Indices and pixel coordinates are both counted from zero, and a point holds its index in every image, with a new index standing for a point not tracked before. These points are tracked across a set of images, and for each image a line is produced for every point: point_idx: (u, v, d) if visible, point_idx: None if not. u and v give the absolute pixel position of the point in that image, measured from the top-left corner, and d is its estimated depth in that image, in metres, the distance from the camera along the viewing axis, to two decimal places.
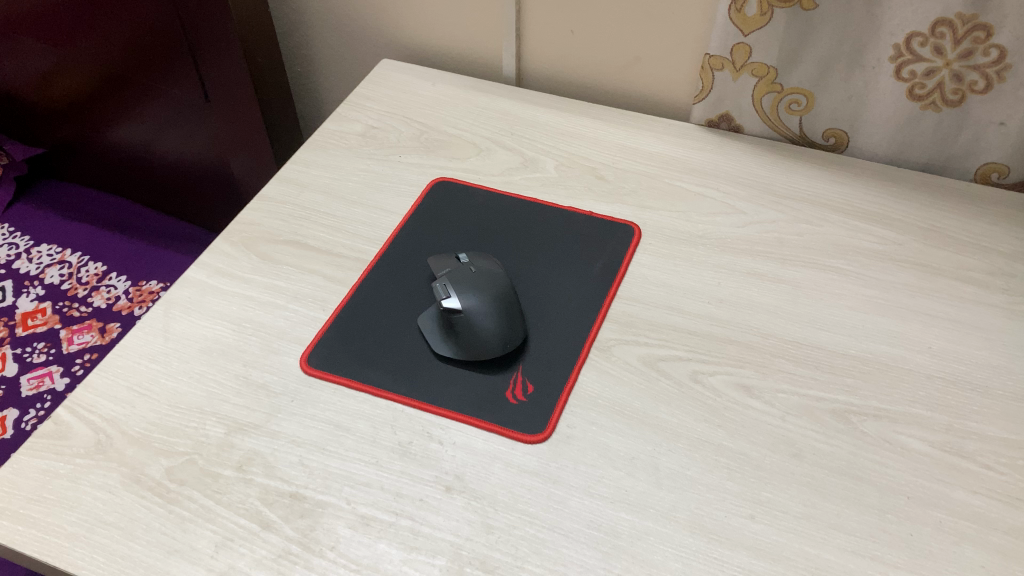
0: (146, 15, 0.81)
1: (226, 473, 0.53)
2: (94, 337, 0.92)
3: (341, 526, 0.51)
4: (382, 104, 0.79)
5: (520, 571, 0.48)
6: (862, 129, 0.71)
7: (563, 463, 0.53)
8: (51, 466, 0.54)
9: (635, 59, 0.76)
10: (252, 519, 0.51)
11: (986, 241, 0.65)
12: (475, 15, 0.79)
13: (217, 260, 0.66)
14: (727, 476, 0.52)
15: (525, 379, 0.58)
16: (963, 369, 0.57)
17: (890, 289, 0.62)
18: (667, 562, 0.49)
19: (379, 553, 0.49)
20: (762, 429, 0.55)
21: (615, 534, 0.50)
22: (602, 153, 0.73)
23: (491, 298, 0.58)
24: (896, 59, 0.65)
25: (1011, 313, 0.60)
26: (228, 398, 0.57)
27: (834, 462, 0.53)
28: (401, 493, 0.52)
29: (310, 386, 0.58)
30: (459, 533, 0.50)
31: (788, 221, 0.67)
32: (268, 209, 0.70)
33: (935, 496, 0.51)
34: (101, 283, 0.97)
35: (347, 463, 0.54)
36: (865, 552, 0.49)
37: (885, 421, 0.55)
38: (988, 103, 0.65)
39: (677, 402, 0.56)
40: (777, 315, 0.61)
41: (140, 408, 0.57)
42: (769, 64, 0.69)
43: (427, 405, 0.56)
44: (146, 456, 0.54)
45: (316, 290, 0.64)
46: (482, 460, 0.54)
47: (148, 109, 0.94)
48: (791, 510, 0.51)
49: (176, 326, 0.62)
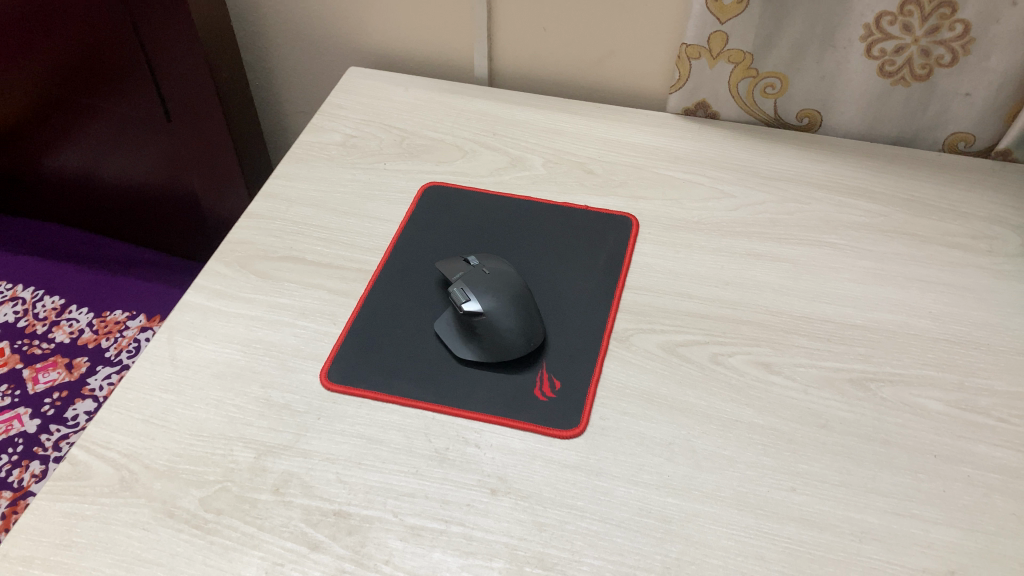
0: (100, 35, 0.78)
1: (264, 497, 0.52)
2: (61, 373, 0.88)
3: (392, 539, 0.50)
4: (357, 112, 0.78)
5: (580, 565, 0.49)
6: (835, 107, 0.73)
7: (603, 454, 0.54)
8: (77, 508, 0.52)
9: (609, 52, 0.77)
10: (299, 541, 0.50)
11: (964, 207, 0.68)
12: (445, 17, 0.78)
13: (214, 282, 0.64)
14: (763, 452, 0.54)
15: (551, 375, 0.58)
16: (965, 329, 0.60)
17: (883, 259, 0.65)
18: (720, 541, 0.50)
19: (435, 562, 0.49)
20: (787, 403, 0.56)
21: (666, 519, 0.51)
22: (586, 147, 0.74)
23: (509, 298, 0.58)
24: (867, 38, 0.67)
25: (998, 273, 0.63)
26: (251, 421, 0.56)
27: (860, 428, 0.55)
28: (446, 500, 0.52)
29: (335, 402, 0.57)
30: (512, 534, 0.50)
31: (776, 201, 0.69)
32: (258, 226, 0.68)
33: (959, 452, 0.53)
34: (61, 317, 0.93)
35: (387, 475, 0.53)
36: (904, 511, 0.51)
37: (902, 385, 0.57)
38: (954, 76, 0.68)
39: (703, 384, 0.57)
40: (784, 293, 0.63)
41: (160, 440, 0.55)
42: (745, 50, 0.70)
43: (459, 410, 0.56)
44: (177, 489, 0.53)
45: (323, 304, 0.62)
46: (522, 459, 0.54)
47: (98, 133, 0.90)
48: (829, 479, 0.52)
49: (184, 353, 0.60)
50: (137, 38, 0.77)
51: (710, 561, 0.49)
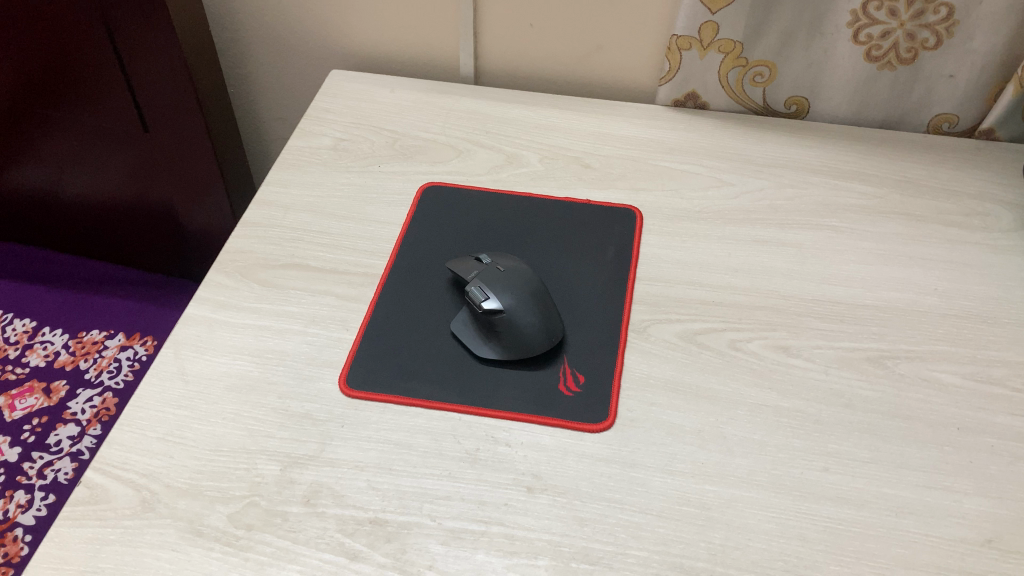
0: (72, 47, 0.75)
1: (295, 510, 0.51)
2: (40, 399, 0.85)
3: (432, 544, 0.49)
4: (345, 115, 0.76)
5: (625, 557, 0.48)
6: (823, 93, 0.75)
7: (635, 446, 0.54)
8: (99, 533, 0.49)
9: (596, 47, 0.77)
10: (337, 552, 0.49)
11: (955, 185, 0.70)
12: (429, 16, 0.77)
13: (216, 293, 0.62)
14: (791, 434, 0.54)
15: (574, 370, 0.57)
16: (971, 304, 0.61)
17: (884, 240, 0.66)
18: (762, 524, 0.50)
19: (480, 564, 0.48)
20: (810, 385, 0.57)
21: (705, 506, 0.51)
22: (580, 142, 0.74)
23: (527, 295, 0.58)
24: (854, 24, 0.68)
25: (995, 247, 0.65)
26: (273, 432, 0.54)
27: (882, 405, 0.55)
28: (483, 501, 0.51)
29: (356, 408, 0.56)
30: (553, 531, 0.50)
31: (774, 187, 0.70)
32: (256, 235, 0.66)
33: (980, 423, 0.54)
34: (35, 340, 0.89)
35: (420, 479, 0.52)
36: (936, 484, 0.52)
37: (917, 361, 0.58)
38: (939, 57, 0.69)
39: (725, 370, 0.57)
40: (793, 277, 0.63)
41: (179, 458, 0.53)
42: (735, 40, 0.71)
43: (486, 409, 0.55)
44: (202, 506, 0.51)
45: (333, 311, 0.61)
46: (555, 455, 0.53)
47: (66, 146, 0.87)
48: (859, 457, 0.53)
49: (193, 367, 0.58)
50: (112, 47, 0.74)
51: (753, 545, 0.49)
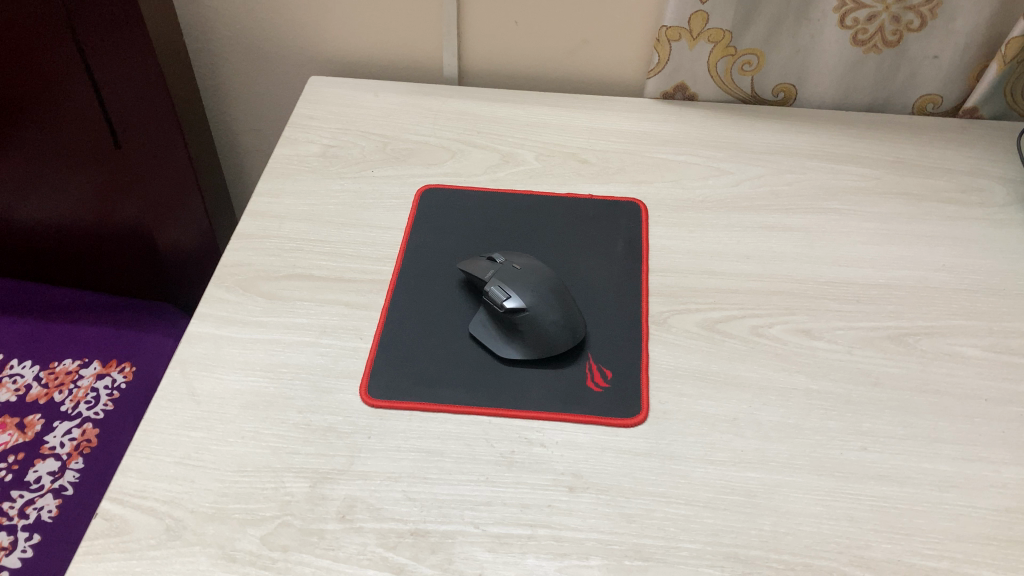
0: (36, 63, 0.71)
1: (331, 527, 0.48)
2: (14, 435, 0.79)
3: (479, 551, 0.47)
4: (330, 121, 0.74)
5: (679, 551, 0.47)
6: (810, 79, 0.75)
7: (671, 438, 0.53)
8: (124, 566, 0.46)
9: (582, 42, 0.76)
10: (381, 567, 0.46)
11: (947, 164, 0.71)
12: (411, 17, 0.76)
13: (218, 308, 0.60)
14: (826, 416, 0.54)
15: (600, 365, 0.56)
16: (980, 277, 0.62)
17: (887, 219, 0.66)
18: (810, 507, 0.49)
19: (531, 568, 0.46)
20: (836, 365, 0.56)
21: (751, 493, 0.50)
22: (574, 138, 0.73)
23: (547, 291, 0.56)
24: (841, 10, 0.68)
25: (994, 222, 0.66)
26: (297, 449, 0.52)
27: (910, 381, 0.56)
28: (526, 503, 0.49)
29: (382, 418, 0.54)
30: (602, 529, 0.48)
31: (772, 173, 0.70)
32: (253, 247, 0.64)
33: (1006, 392, 0.55)
34: (3, 374, 0.84)
35: (457, 487, 0.50)
36: (973, 456, 0.52)
37: (937, 336, 0.58)
38: (923, 39, 0.70)
39: (751, 357, 0.57)
40: (804, 261, 0.63)
41: (200, 481, 0.50)
42: (725, 30, 0.70)
43: (516, 411, 0.54)
44: (232, 530, 0.48)
45: (344, 319, 0.59)
46: (592, 452, 0.52)
47: (25, 170, 0.83)
48: (894, 434, 0.53)
49: (203, 387, 0.55)
50: (80, 59, 0.71)
51: (803, 529, 0.48)
